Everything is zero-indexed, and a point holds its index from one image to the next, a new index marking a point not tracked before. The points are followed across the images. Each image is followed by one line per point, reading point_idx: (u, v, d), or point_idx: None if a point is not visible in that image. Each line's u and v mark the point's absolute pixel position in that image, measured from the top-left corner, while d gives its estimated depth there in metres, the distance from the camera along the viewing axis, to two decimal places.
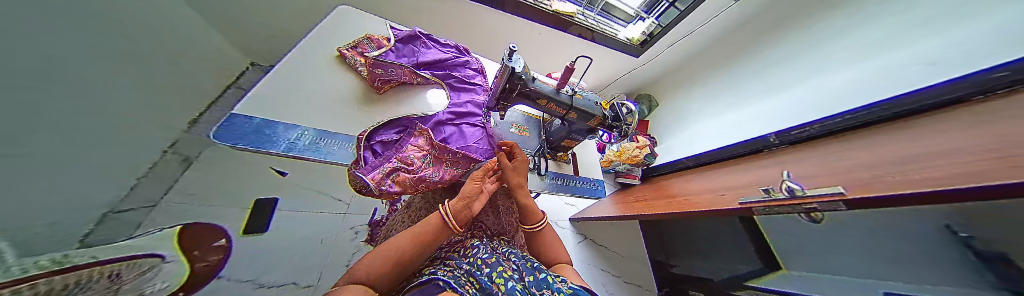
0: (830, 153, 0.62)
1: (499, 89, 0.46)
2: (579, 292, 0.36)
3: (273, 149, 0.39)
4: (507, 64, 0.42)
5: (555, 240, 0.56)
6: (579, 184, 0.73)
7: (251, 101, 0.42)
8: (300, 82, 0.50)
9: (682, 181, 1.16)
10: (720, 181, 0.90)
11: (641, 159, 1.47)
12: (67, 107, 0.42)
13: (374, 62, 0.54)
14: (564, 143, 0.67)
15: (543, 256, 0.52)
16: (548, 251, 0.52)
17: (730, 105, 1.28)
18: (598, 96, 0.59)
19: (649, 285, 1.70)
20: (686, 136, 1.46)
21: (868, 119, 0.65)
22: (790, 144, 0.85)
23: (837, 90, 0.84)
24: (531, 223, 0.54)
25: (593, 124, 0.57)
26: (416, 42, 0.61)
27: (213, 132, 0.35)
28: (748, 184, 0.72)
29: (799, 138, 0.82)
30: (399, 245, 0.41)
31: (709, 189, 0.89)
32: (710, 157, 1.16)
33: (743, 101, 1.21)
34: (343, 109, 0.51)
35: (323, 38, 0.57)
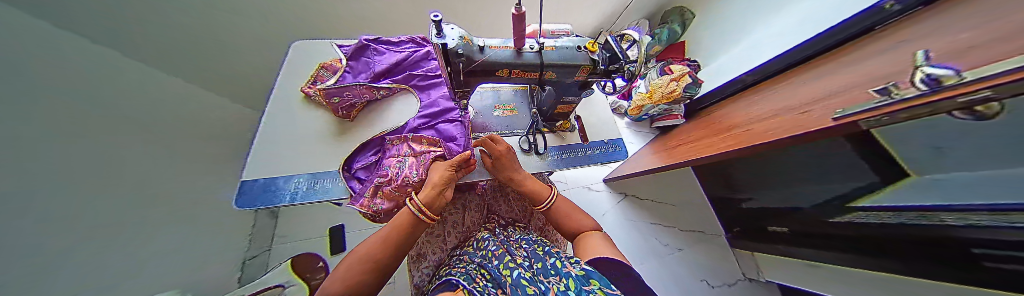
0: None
1: (447, 77, 0.39)
2: (592, 273, 0.31)
3: (282, 202, 0.44)
4: (436, 43, 0.33)
5: (574, 208, 0.50)
6: (591, 151, 0.63)
7: (252, 164, 0.47)
8: (280, 131, 0.53)
9: (741, 107, 0.98)
10: (800, 94, 0.68)
11: (680, 93, 1.31)
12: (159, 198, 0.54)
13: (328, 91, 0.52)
14: (559, 110, 0.57)
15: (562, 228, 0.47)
16: (569, 223, 0.46)
17: None
18: (580, 38, 0.44)
19: (713, 229, 1.53)
20: (748, 43, 1.19)
21: None
22: (910, 10, 0.63)
23: None
24: (539, 202, 0.49)
25: (581, 76, 0.45)
26: (366, 52, 0.60)
27: (234, 202, 0.41)
28: (851, 85, 0.48)
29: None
30: (366, 251, 0.36)
31: (787, 109, 0.66)
32: (771, 69, 1.01)
33: None
34: (320, 146, 0.53)
35: (288, 80, 0.59)
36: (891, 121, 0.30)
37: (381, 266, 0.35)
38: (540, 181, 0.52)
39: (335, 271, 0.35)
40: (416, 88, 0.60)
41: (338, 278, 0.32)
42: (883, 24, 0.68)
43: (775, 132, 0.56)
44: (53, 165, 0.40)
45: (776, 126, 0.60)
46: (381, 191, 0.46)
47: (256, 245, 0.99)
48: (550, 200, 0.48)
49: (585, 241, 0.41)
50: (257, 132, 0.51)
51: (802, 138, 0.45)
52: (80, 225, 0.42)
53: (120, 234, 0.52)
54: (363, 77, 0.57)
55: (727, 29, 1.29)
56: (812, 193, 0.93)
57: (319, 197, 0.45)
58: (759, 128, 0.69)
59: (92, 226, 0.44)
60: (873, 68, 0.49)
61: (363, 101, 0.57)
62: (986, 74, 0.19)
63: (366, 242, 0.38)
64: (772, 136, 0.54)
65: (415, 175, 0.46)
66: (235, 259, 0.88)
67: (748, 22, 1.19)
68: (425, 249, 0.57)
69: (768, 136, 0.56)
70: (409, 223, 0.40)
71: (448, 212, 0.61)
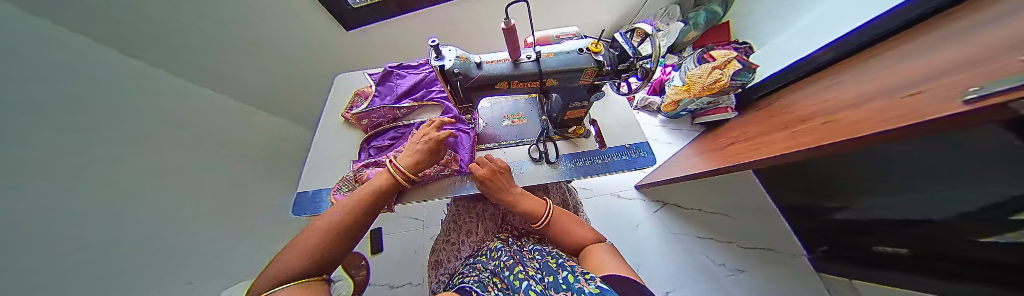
0: None
1: (449, 94, 0.42)
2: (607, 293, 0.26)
3: (323, 211, 0.51)
4: (434, 66, 0.36)
5: (576, 220, 0.45)
6: (611, 159, 0.58)
7: (305, 179, 0.57)
8: (324, 150, 0.63)
9: (813, 96, 0.78)
10: (904, 71, 0.51)
11: (727, 80, 1.11)
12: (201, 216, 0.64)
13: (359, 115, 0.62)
14: (570, 116, 0.55)
15: (566, 247, 0.43)
16: (570, 237, 0.42)
17: None
18: (583, 39, 0.42)
19: (789, 247, 1.23)
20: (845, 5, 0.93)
21: None
22: None
23: None
24: (534, 220, 0.45)
25: (588, 79, 0.43)
26: (391, 77, 0.71)
27: (291, 209, 0.50)
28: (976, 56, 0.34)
29: None
30: (329, 225, 0.35)
31: (885, 93, 0.50)
32: (853, 42, 0.81)
33: None
34: (353, 162, 0.61)
35: (332, 106, 0.71)
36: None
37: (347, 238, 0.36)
38: (535, 196, 0.48)
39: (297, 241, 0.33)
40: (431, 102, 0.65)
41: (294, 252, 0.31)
42: None
43: (865, 123, 0.43)
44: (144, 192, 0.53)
45: (866, 115, 0.46)
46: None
47: None
48: (547, 216, 0.44)
49: (592, 257, 0.37)
50: (309, 151, 0.62)
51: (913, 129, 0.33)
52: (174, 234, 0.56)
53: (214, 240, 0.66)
54: (388, 99, 0.66)
55: None
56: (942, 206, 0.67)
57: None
58: (841, 119, 0.55)
59: (188, 232, 0.60)
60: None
61: (386, 120, 0.65)
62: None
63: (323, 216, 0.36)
64: (859, 129, 0.42)
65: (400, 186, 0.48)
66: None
67: None
68: (443, 256, 0.59)
69: (847, 132, 0.45)
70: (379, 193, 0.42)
71: (463, 221, 0.63)
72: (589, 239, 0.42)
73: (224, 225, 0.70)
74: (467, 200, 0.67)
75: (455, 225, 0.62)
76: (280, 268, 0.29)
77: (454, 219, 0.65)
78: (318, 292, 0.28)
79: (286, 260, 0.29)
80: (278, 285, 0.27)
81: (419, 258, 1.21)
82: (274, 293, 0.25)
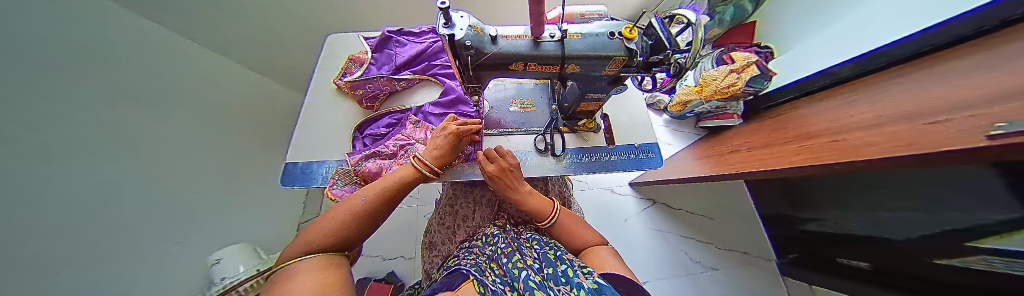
0: None
1: (457, 71, 0.38)
2: (605, 288, 0.26)
3: (315, 184, 0.49)
4: (443, 34, 0.31)
5: (577, 221, 0.45)
6: (617, 157, 0.56)
7: (294, 148, 0.53)
8: (315, 119, 0.58)
9: (827, 112, 0.77)
10: (920, 95, 0.50)
11: (741, 87, 1.08)
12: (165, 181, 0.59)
13: (353, 85, 0.59)
14: (582, 108, 0.52)
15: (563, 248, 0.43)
16: (566, 240, 0.43)
17: None
18: (615, 22, 0.37)
19: (762, 252, 1.31)
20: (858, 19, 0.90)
21: None
22: None
23: None
24: (540, 220, 0.45)
25: (612, 70, 0.39)
26: (389, 44, 0.66)
27: (280, 181, 0.47)
28: (995, 89, 0.32)
29: None
30: (354, 209, 0.32)
31: (899, 120, 0.48)
32: (877, 60, 0.77)
33: None
34: (345, 135, 0.58)
35: (321, 71, 0.65)
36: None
37: (370, 225, 0.33)
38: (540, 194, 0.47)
39: (339, 205, 0.33)
40: (434, 76, 0.63)
41: (316, 231, 0.27)
42: None
43: (878, 148, 0.42)
44: (115, 152, 0.49)
45: (882, 139, 0.45)
46: (362, 176, 0.48)
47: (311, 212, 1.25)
48: (552, 217, 0.44)
49: (590, 257, 0.37)
50: (298, 118, 0.57)
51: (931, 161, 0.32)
52: (147, 199, 0.54)
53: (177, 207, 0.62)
54: (387, 69, 0.63)
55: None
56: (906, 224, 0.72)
57: (336, 180, 0.49)
58: (853, 139, 0.54)
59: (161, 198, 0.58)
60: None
61: (383, 93, 0.63)
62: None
63: (347, 200, 0.33)
64: (872, 153, 0.40)
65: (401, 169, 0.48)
66: (291, 223, 1.10)
67: None
68: (438, 239, 0.59)
69: (861, 151, 0.44)
70: (406, 182, 0.39)
71: (459, 206, 0.61)
72: (588, 241, 0.41)
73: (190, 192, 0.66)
74: (463, 185, 0.65)
75: (452, 209, 0.61)
76: (313, 236, 0.26)
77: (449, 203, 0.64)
78: (341, 269, 0.24)
79: (306, 237, 0.26)
80: (301, 257, 0.23)
81: (407, 231, 1.24)
82: (295, 264, 0.22)
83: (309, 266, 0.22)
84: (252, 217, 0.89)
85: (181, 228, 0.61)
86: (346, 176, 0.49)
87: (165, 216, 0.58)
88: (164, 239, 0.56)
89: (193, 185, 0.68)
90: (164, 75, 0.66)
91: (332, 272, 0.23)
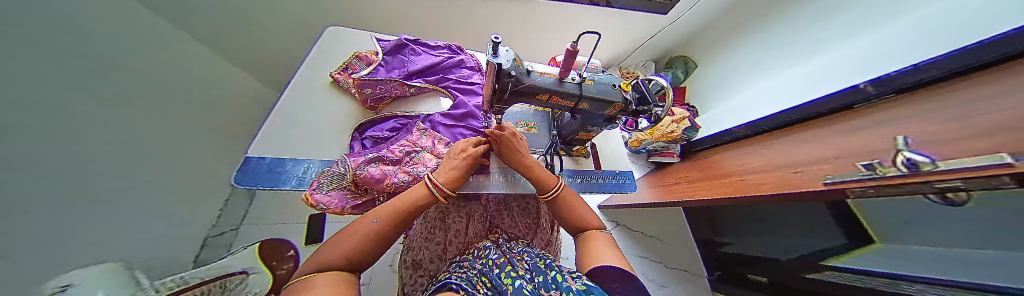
0: (976, 96, 0.45)
1: (491, 91, 0.44)
2: (592, 289, 0.29)
3: (282, 185, 0.53)
4: (492, 62, 0.38)
5: (583, 208, 0.49)
6: (602, 180, 0.66)
7: (259, 145, 0.59)
8: (296, 122, 0.67)
9: (735, 157, 1.06)
10: (793, 155, 0.77)
11: (678, 134, 1.39)
12: (78, 162, 0.44)
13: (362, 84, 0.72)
14: (579, 136, 0.63)
15: (565, 226, 0.48)
16: (573, 218, 0.47)
17: (833, 49, 1.05)
18: (617, 77, 0.51)
19: (696, 270, 1.55)
20: (755, 97, 1.32)
21: (954, 70, 0.57)
22: (886, 94, 0.71)
23: (960, 27, 0.66)
24: (545, 192, 0.51)
25: (612, 112, 0.51)
26: (403, 52, 0.80)
27: (235, 178, 0.49)
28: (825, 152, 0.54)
29: (894, 88, 0.69)
30: (368, 228, 0.32)
31: (783, 167, 0.73)
32: (763, 126, 1.11)
33: (853, 42, 0.97)
34: (335, 131, 0.70)
35: (314, 68, 0.77)
36: (866, 194, 0.43)
37: (385, 244, 0.34)
38: (550, 173, 0.56)
39: (356, 221, 0.34)
40: (446, 88, 0.77)
41: (331, 250, 0.28)
42: (866, 101, 0.76)
43: (775, 189, 0.62)
44: (53, 121, 0.39)
45: (779, 184, 0.64)
46: (359, 179, 0.52)
47: (226, 225, 0.98)
48: (556, 190, 0.51)
49: (588, 241, 0.41)
50: (268, 118, 0.64)
51: (817, 193, 0.51)
52: (60, 183, 0.41)
53: (85, 200, 0.46)
54: (399, 72, 0.77)
55: (745, 80, 1.44)
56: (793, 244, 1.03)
57: (321, 185, 0.54)
58: (754, 180, 0.76)
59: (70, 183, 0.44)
60: (870, 144, 0.56)
61: (389, 96, 0.77)
62: (960, 167, 0.29)
63: (360, 221, 0.34)
64: (788, 187, 0.59)
65: (404, 177, 0.53)
66: (199, 236, 0.84)
67: (768, 75, 1.31)
68: (423, 257, 0.55)
69: (766, 190, 0.64)
70: (422, 201, 0.40)
71: (450, 220, 0.59)
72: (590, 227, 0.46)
73: (106, 178, 0.50)
74: (455, 198, 0.64)
75: (441, 223, 0.59)
76: (327, 254, 0.27)
77: (438, 217, 0.61)
78: (354, 287, 0.25)
79: (319, 258, 0.26)
80: (315, 272, 0.24)
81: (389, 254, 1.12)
82: (313, 278, 0.23)
83: (325, 283, 0.23)
84: (167, 220, 0.69)
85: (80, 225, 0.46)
86: (335, 177, 0.55)
87: (67, 208, 0.43)
88: (55, 241, 0.40)
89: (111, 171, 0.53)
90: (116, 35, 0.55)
91: (347, 289, 0.24)
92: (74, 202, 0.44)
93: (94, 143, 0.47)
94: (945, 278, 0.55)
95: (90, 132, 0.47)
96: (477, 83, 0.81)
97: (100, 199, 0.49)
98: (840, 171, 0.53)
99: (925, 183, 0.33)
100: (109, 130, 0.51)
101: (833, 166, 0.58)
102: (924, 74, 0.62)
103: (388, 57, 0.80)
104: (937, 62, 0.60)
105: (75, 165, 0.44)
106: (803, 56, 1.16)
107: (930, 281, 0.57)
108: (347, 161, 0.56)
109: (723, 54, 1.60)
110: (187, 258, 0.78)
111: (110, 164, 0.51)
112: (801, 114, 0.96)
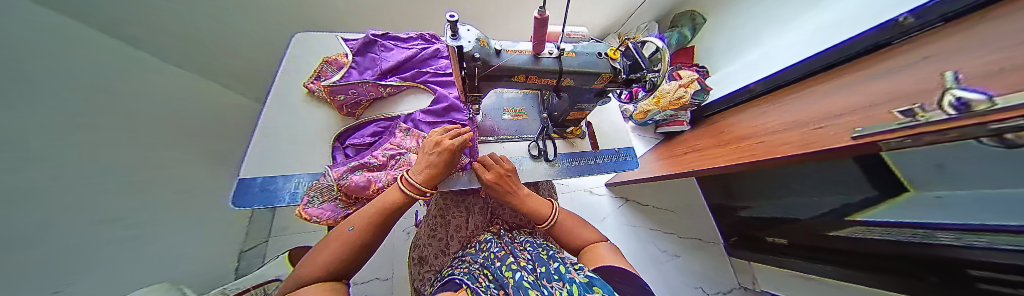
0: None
1: (461, 79, 0.43)
2: (594, 280, 0.27)
3: (279, 202, 0.54)
4: (451, 45, 0.35)
5: (579, 222, 0.48)
6: (601, 160, 0.64)
7: (250, 166, 0.58)
8: (284, 138, 0.66)
9: (749, 119, 0.99)
10: (817, 108, 0.70)
11: (688, 99, 1.30)
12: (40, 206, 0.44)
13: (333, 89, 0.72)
14: (572, 116, 0.61)
15: (566, 245, 0.45)
16: (575, 237, 0.44)
17: None
18: (602, 45, 0.48)
19: (711, 237, 1.53)
20: (772, 49, 1.19)
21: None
22: (917, 30, 0.62)
23: None
24: (540, 222, 0.47)
25: (602, 84, 0.48)
26: (374, 48, 0.83)
27: (231, 201, 0.50)
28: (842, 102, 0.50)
29: (929, 20, 0.60)
30: (345, 236, 0.34)
31: (803, 123, 0.68)
32: (782, 79, 1.01)
33: None
34: (320, 141, 0.70)
35: (288, 80, 0.78)
36: (899, 145, 0.38)
37: (363, 250, 0.35)
38: (544, 199, 0.50)
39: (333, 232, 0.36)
40: (424, 83, 0.80)
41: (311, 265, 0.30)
42: (899, 40, 0.67)
43: (792, 148, 0.58)
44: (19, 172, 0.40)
45: (800, 142, 0.59)
46: (345, 189, 0.54)
47: (255, 238, 1.10)
48: (553, 218, 0.46)
49: (591, 255, 0.39)
50: (253, 136, 0.64)
51: (844, 149, 0.45)
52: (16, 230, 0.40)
53: (57, 244, 0.46)
54: (373, 72, 0.79)
55: (761, 29, 1.29)
56: (812, 205, 0.99)
57: (312, 199, 0.55)
58: (770, 142, 0.71)
59: (26, 230, 0.42)
60: (906, 87, 0.49)
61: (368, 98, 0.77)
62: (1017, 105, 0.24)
63: (336, 230, 0.35)
64: (805, 147, 0.55)
65: (389, 178, 0.55)
66: (218, 255, 0.90)
67: (789, 20, 1.15)
68: (428, 253, 0.56)
69: (785, 151, 0.59)
70: (397, 203, 0.41)
71: (451, 216, 0.60)
72: (589, 237, 0.44)
73: (77, 219, 0.50)
74: (454, 194, 0.64)
75: (442, 219, 0.60)
76: (307, 271, 0.29)
77: (439, 214, 0.62)
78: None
79: (300, 274, 0.28)
80: (298, 289, 0.26)
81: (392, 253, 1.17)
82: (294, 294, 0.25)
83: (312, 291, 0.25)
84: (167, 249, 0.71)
85: (55, 269, 0.45)
86: (323, 189, 0.56)
87: (41, 254, 0.43)
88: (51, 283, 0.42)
89: (75, 211, 0.51)
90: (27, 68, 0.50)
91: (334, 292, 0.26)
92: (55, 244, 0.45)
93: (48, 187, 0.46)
94: (978, 223, 0.51)
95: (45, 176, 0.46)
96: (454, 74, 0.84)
97: (81, 242, 0.50)
98: (871, 122, 0.47)
99: (979, 125, 0.28)
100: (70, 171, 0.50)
101: (863, 117, 0.51)
102: (965, 1, 0.53)
103: (358, 59, 0.81)
104: None
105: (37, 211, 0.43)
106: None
107: (971, 229, 0.52)
108: (329, 173, 0.57)
109: (736, 1, 1.42)
110: (210, 277, 0.83)
111: (71, 206, 0.50)
112: (822, 62, 0.86)
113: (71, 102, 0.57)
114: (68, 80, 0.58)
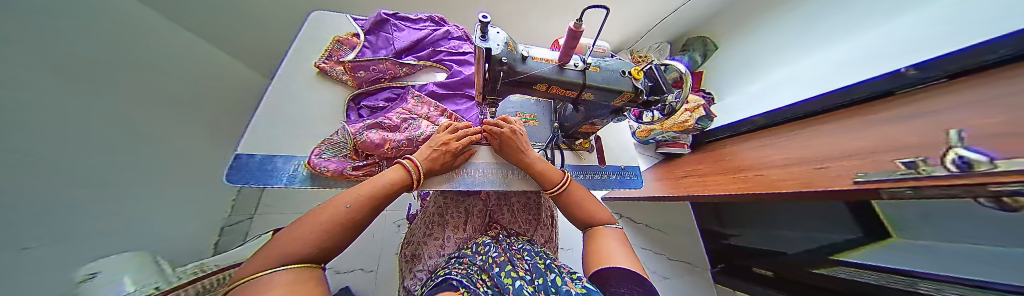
0: None
1: (483, 81, 0.42)
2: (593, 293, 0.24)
3: (279, 183, 0.52)
4: (480, 46, 0.36)
5: (589, 198, 0.48)
6: (609, 176, 0.64)
7: (247, 142, 0.56)
8: (282, 119, 0.64)
9: (750, 150, 1.01)
10: (821, 148, 0.70)
11: (692, 123, 1.31)
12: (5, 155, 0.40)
13: (354, 66, 0.74)
14: (583, 129, 0.62)
15: (577, 219, 0.45)
16: (582, 213, 0.45)
17: (875, 21, 0.91)
18: (626, 64, 0.48)
19: (700, 262, 1.53)
20: (779, 83, 1.21)
21: (1002, 56, 0.49)
22: (927, 81, 0.62)
23: None
24: (550, 187, 0.50)
25: (620, 102, 0.49)
26: (387, 30, 0.83)
27: (225, 178, 0.48)
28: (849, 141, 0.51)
29: (938, 73, 0.60)
30: (338, 212, 0.28)
31: (803, 162, 0.69)
32: (786, 115, 1.02)
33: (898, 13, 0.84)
34: (324, 123, 0.68)
35: (297, 59, 0.76)
36: (908, 196, 0.38)
37: (359, 226, 0.30)
38: (551, 166, 0.53)
39: (320, 207, 0.29)
40: (440, 61, 0.82)
41: (291, 239, 0.23)
42: (908, 88, 0.67)
43: (791, 185, 0.59)
44: None
45: (801, 180, 0.59)
46: (358, 144, 0.54)
47: (239, 214, 1.06)
48: (561, 184, 0.49)
49: (596, 240, 0.38)
50: (256, 112, 0.62)
51: (846, 193, 0.46)
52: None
53: (27, 199, 0.43)
54: (386, 52, 0.79)
55: (765, 65, 1.34)
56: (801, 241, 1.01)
57: (324, 152, 0.57)
58: (768, 176, 0.72)
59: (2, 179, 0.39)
60: (912, 137, 0.50)
61: (386, 76, 0.77)
62: None
63: (326, 206, 0.29)
64: (803, 186, 0.56)
65: (403, 137, 0.56)
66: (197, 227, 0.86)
67: (799, 57, 1.18)
68: (421, 251, 0.54)
69: (783, 187, 0.60)
70: (396, 183, 0.39)
71: (449, 215, 0.59)
72: (599, 218, 0.44)
73: (45, 174, 0.46)
74: (455, 194, 0.64)
75: (441, 217, 0.59)
76: (282, 247, 0.21)
77: (437, 212, 0.62)
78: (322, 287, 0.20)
79: (273, 251, 0.21)
80: (270, 268, 0.19)
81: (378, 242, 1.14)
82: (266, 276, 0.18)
83: (286, 279, 0.18)
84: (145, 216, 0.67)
85: (33, 224, 0.43)
86: (332, 143, 0.59)
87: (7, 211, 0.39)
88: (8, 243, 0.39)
89: (57, 166, 0.49)
90: (32, 10, 0.48)
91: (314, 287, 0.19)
92: (16, 199, 0.41)
93: (20, 134, 0.42)
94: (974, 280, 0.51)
95: (20, 124, 0.42)
96: (466, 53, 0.86)
97: (48, 199, 0.46)
98: (874, 169, 0.48)
99: (978, 185, 0.29)
100: (39, 120, 0.46)
101: (864, 162, 0.52)
102: (975, 57, 0.53)
103: (371, 38, 0.81)
104: (988, 45, 0.51)
105: (6, 160, 0.40)
106: (856, 26, 0.98)
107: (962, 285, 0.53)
108: (347, 127, 0.59)
109: (746, 33, 1.47)
110: (188, 249, 0.80)
111: (48, 159, 0.47)
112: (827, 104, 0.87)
113: (65, 51, 0.54)
114: (70, 25, 0.56)
